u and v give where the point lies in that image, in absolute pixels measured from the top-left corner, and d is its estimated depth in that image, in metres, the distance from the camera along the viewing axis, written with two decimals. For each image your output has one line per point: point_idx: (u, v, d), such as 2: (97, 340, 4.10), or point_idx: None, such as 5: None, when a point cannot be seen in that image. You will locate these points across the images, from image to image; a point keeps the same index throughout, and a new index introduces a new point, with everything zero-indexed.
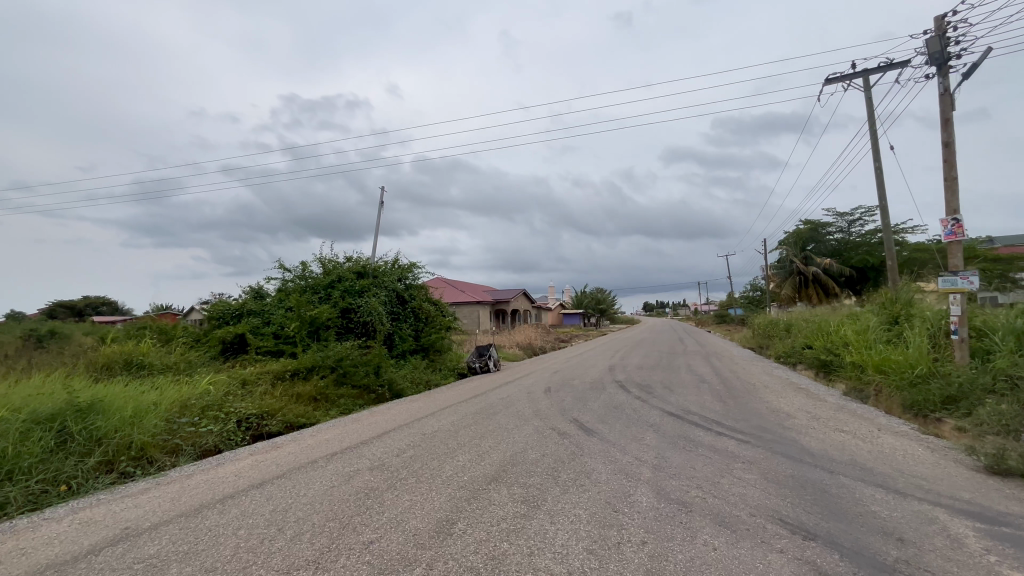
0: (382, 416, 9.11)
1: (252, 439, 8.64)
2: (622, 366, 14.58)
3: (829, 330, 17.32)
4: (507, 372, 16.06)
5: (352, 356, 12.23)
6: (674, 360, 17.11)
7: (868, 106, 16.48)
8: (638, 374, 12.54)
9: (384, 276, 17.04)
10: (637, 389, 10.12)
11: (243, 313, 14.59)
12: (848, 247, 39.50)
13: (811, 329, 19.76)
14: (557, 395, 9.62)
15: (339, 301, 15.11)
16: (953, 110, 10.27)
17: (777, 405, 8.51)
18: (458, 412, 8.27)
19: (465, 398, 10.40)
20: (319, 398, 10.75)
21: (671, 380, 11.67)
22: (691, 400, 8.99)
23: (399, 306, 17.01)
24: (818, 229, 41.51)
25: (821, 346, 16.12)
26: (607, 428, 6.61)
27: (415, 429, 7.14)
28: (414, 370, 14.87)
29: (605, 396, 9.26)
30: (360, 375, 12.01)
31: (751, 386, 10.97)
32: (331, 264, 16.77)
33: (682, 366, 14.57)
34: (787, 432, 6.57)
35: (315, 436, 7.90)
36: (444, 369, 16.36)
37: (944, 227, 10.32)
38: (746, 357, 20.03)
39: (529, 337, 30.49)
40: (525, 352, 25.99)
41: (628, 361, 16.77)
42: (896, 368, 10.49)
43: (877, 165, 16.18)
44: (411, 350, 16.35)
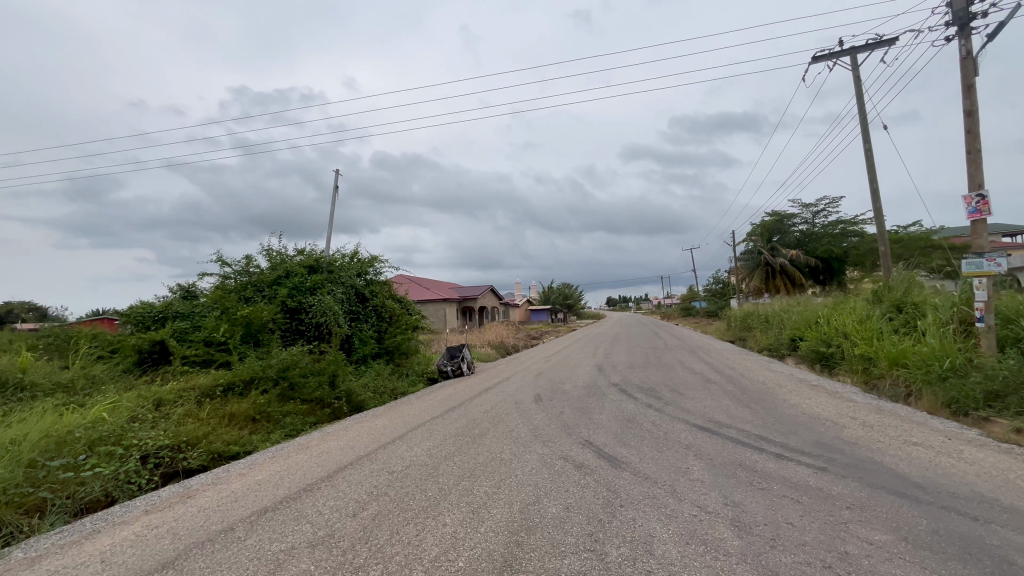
0: (337, 442, 7.20)
1: (162, 479, 6.63)
2: (612, 366, 13.15)
3: (820, 321, 16.55)
4: (484, 376, 14.32)
5: (299, 364, 10.21)
6: (663, 356, 15.85)
7: (857, 85, 15.78)
8: (634, 376, 11.11)
9: (340, 271, 14.99)
10: (643, 395, 8.65)
11: (169, 317, 12.25)
12: (812, 238, 40.05)
13: (797, 320, 19.02)
14: (551, 406, 8.03)
15: (286, 300, 12.98)
16: (976, 76, 9.35)
17: (813, 411, 7.25)
18: (435, 437, 6.52)
19: (440, 412, 8.63)
20: (258, 417, 8.73)
21: (674, 381, 10.30)
22: (712, 407, 7.61)
23: (357, 304, 14.98)
24: (783, 220, 41.88)
25: (815, 338, 15.28)
26: (634, 455, 5.05)
27: (379, 465, 5.36)
28: (376, 377, 12.90)
29: (610, 406, 7.74)
30: (311, 387, 10.04)
31: (764, 386, 9.74)
32: (277, 258, 14.56)
33: (677, 364, 13.30)
34: (857, 450, 5.22)
35: (244, 474, 5.97)
36: (412, 374, 14.47)
37: (968, 204, 9.43)
38: (732, 350, 19.11)
39: (501, 335, 28.88)
40: (499, 351, 24.39)
41: (615, 359, 15.40)
42: (918, 361, 9.55)
43: (867, 147, 15.50)
44: (373, 354, 14.35)
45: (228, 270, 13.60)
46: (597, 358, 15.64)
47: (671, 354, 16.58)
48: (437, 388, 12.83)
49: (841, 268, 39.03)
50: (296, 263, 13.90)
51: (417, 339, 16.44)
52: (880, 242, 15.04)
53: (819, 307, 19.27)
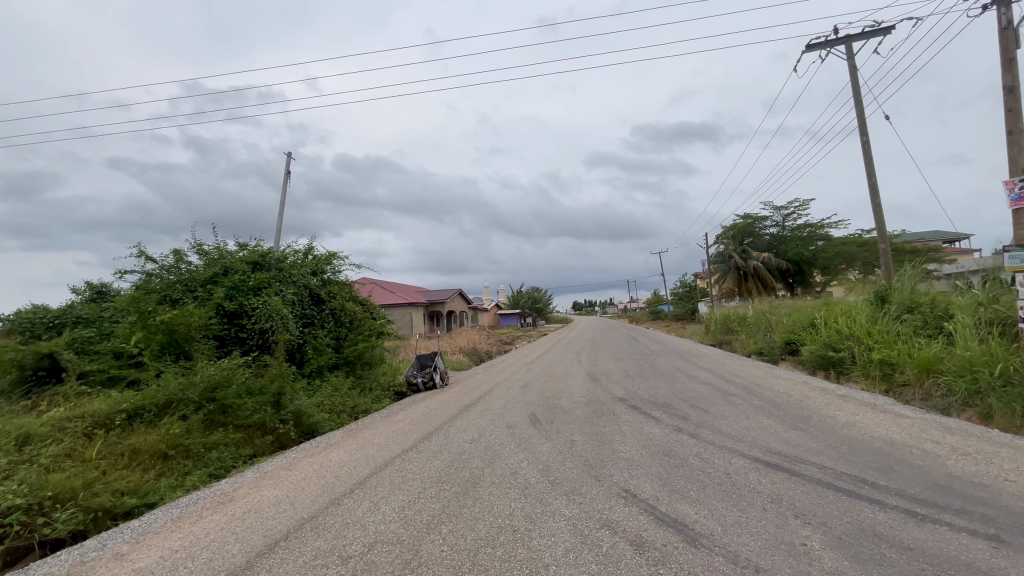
0: (271, 492, 5.25)
1: (6, 560, 4.54)
2: (606, 376, 11.60)
3: (817, 325, 15.61)
4: (460, 389, 12.47)
5: (233, 380, 8.16)
6: (656, 363, 14.44)
7: (853, 76, 15.07)
8: (638, 388, 9.59)
9: (291, 268, 12.86)
10: (663, 414, 7.11)
11: (69, 323, 9.86)
12: (782, 242, 40.77)
13: (787, 323, 18.10)
14: (554, 432, 6.35)
15: (222, 301, 10.80)
16: (1017, 48, 8.42)
17: (879, 433, 5.89)
18: (408, 486, 4.73)
19: (413, 441, 6.81)
20: (172, 454, 6.66)
21: (686, 393, 8.83)
22: (755, 429, 6.13)
23: (311, 306, 12.87)
24: (754, 224, 42.01)
25: (816, 342, 14.27)
26: (711, 521, 3.43)
27: (327, 543, 3.56)
28: (333, 394, 10.88)
29: (630, 431, 6.14)
30: (248, 410, 7.98)
31: (793, 399, 8.40)
32: (213, 252, 12.30)
33: (677, 372, 11.88)
34: (1000, 498, 3.80)
35: (122, 556, 3.99)
36: (376, 388, 12.46)
37: (1009, 191, 8.46)
38: (722, 355, 18.02)
39: (473, 341, 27.06)
40: (472, 359, 22.58)
41: (605, 367, 13.90)
42: (957, 367, 8.49)
43: (864, 140, 14.76)
44: (330, 365, 12.27)
45: (150, 267, 11.27)
46: (586, 366, 14.08)
47: (663, 360, 15.22)
48: (407, 404, 10.90)
49: (810, 272, 39.90)
50: (237, 258, 11.70)
51: (381, 347, 14.42)
52: (881, 239, 14.23)
53: (809, 309, 18.46)
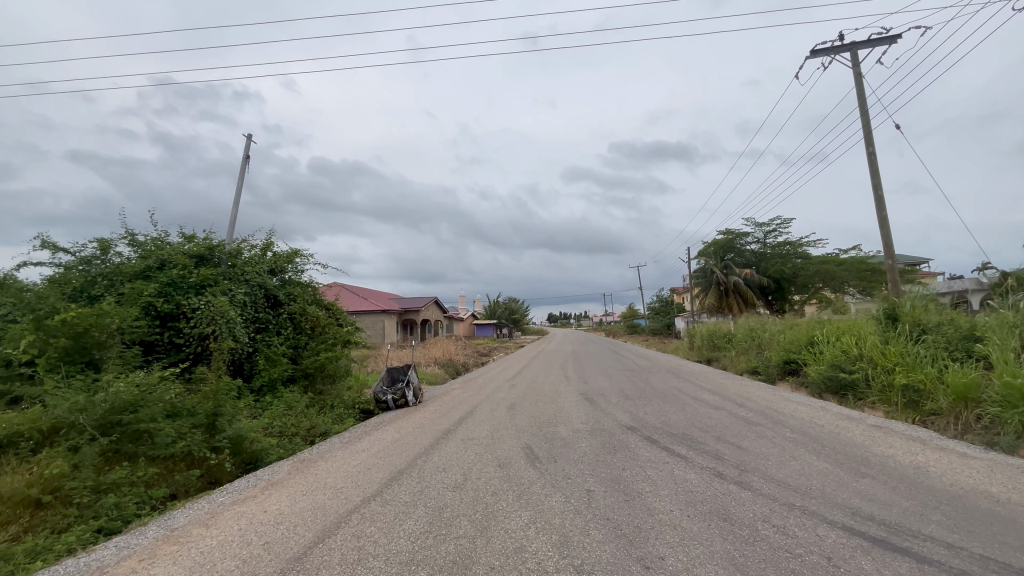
0: (163, 572, 3.64)
1: None
2: (602, 397, 10.26)
3: (819, 344, 14.73)
4: (436, 407, 10.94)
5: (152, 398, 6.50)
6: (652, 382, 13.19)
7: (859, 84, 14.44)
8: (645, 414, 8.28)
9: (244, 265, 11.13)
10: (690, 451, 5.78)
11: None
12: (764, 260, 40.97)
13: (783, 341, 17.20)
14: (561, 476, 4.95)
15: (153, 300, 9.05)
16: None
17: (969, 483, 4.73)
18: (363, 571, 3.23)
19: (376, 484, 5.30)
20: (48, 500, 4.96)
21: (702, 422, 7.57)
22: (814, 475, 4.87)
23: (265, 310, 11.15)
24: (735, 240, 41.89)
25: (821, 362, 13.34)
26: None
27: None
28: (284, 414, 9.21)
29: (658, 477, 4.80)
30: (167, 438, 6.28)
31: (828, 430, 7.23)
32: (148, 243, 10.48)
33: (680, 394, 10.64)
34: None
35: None
36: (337, 405, 10.81)
37: None
38: (715, 374, 17.00)
39: (448, 352, 25.43)
40: (448, 371, 20.99)
41: (597, 385, 12.60)
42: (1005, 396, 7.54)
43: (870, 151, 14.09)
44: (285, 378, 10.58)
45: (66, 256, 9.40)
46: (577, 383, 12.73)
47: (658, 379, 14.01)
48: (374, 427, 9.32)
49: (789, 290, 40.13)
50: (177, 250, 9.94)
51: (347, 358, 12.76)
52: (888, 255, 13.51)
53: (805, 327, 17.65)
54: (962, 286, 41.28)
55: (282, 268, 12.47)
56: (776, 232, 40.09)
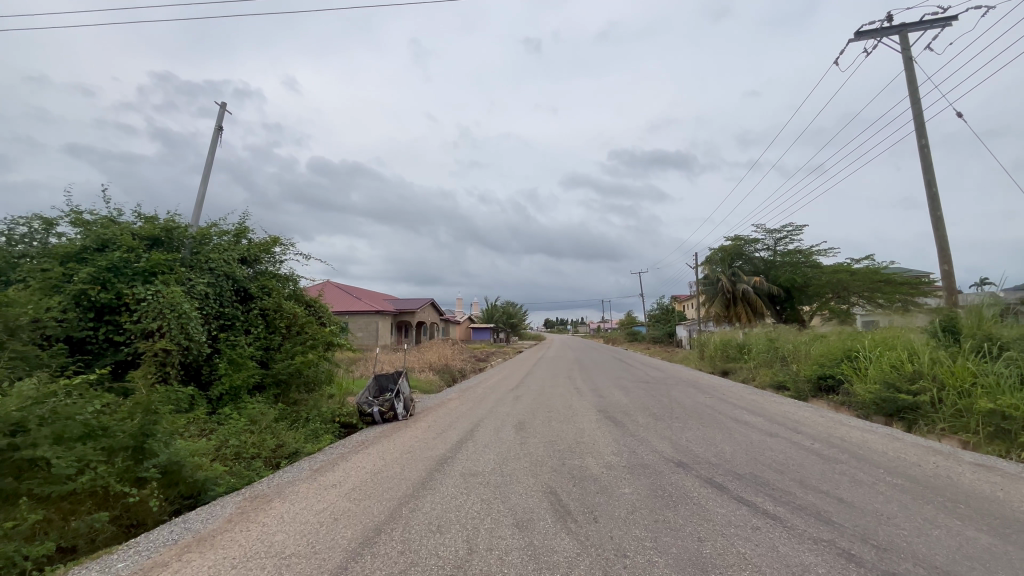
0: None
1: None
2: (626, 417, 8.66)
3: (859, 358, 13.19)
4: (431, 423, 9.32)
5: (50, 414, 4.85)
6: (677, 397, 11.58)
7: (909, 71, 13.02)
8: (687, 441, 6.69)
9: (209, 252, 9.49)
10: (782, 508, 4.17)
11: None
12: (773, 268, 39.66)
13: (813, 354, 15.66)
14: (613, 554, 3.33)
15: (87, 289, 7.42)
16: None
17: None
18: None
19: (339, 554, 3.66)
20: None
21: (765, 455, 5.99)
22: (991, 561, 3.29)
23: (231, 305, 9.51)
24: (744, 246, 40.51)
25: (867, 380, 11.80)
26: None
27: None
28: (245, 430, 7.57)
29: (760, 559, 3.21)
30: (64, 469, 4.64)
31: (933, 472, 5.66)
32: (92, 223, 8.83)
33: (718, 414, 9.04)
34: None
35: None
36: (314, 417, 9.18)
37: None
38: (740, 388, 15.43)
39: (445, 356, 23.81)
40: (444, 378, 19.38)
41: (617, 399, 10.98)
42: None
43: (923, 143, 12.65)
44: (251, 386, 8.92)
45: None
46: (592, 398, 11.11)
47: (681, 393, 12.42)
48: (356, 447, 7.70)
49: (800, 299, 38.79)
50: (124, 229, 8.30)
51: (329, 362, 11.11)
52: (943, 260, 12.04)
53: (836, 339, 16.12)
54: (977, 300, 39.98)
55: (256, 257, 10.85)
56: (787, 240, 38.72)
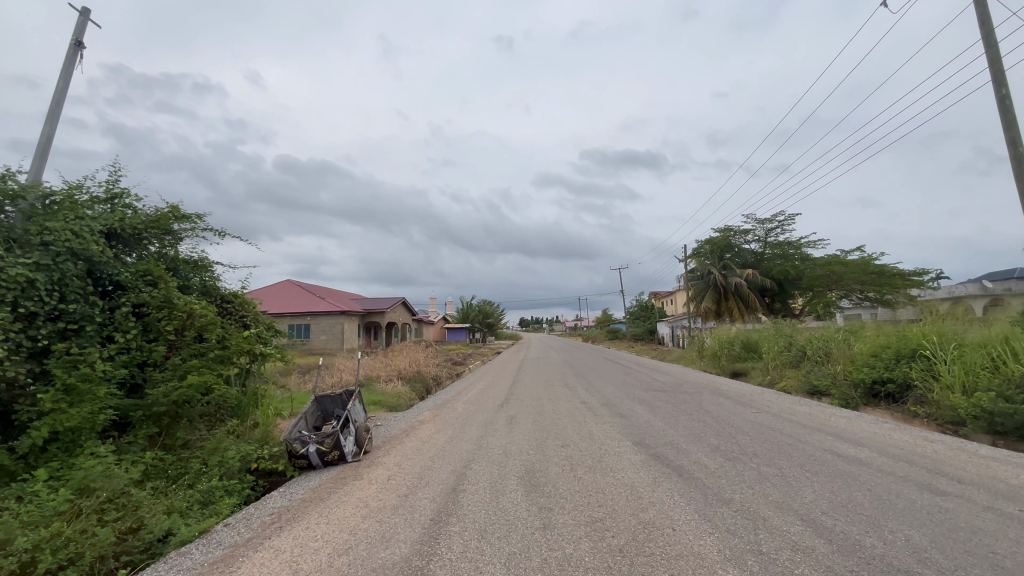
0: None
1: None
2: (685, 458, 5.81)
3: (927, 359, 10.84)
4: (396, 471, 6.30)
5: None
6: (721, 415, 8.84)
7: (982, 6, 10.68)
8: (828, 516, 3.91)
9: (46, 219, 6.19)
10: None
11: None
12: (763, 260, 38.00)
13: (856, 353, 13.30)
14: None
15: None
16: None
17: None
18: None
19: None
20: None
21: (1012, 560, 3.21)
22: None
23: (82, 301, 6.25)
24: (733, 238, 38.67)
25: (951, 386, 9.41)
26: None
27: None
28: (61, 511, 4.39)
29: None
30: None
31: None
32: None
33: (807, 447, 6.34)
34: None
35: None
36: (211, 469, 6.02)
37: None
38: (773, 394, 12.90)
39: (416, 361, 20.64)
40: (416, 388, 16.26)
41: (650, 422, 8.14)
42: None
43: (1003, 94, 10.36)
44: (104, 426, 5.69)
45: None
46: (615, 422, 8.25)
47: (719, 408, 9.73)
48: (267, 532, 4.62)
49: (791, 293, 37.29)
50: None
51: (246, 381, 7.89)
52: None
53: (879, 335, 13.84)
54: (965, 291, 39.40)
55: (139, 234, 7.56)
56: (778, 231, 37.06)
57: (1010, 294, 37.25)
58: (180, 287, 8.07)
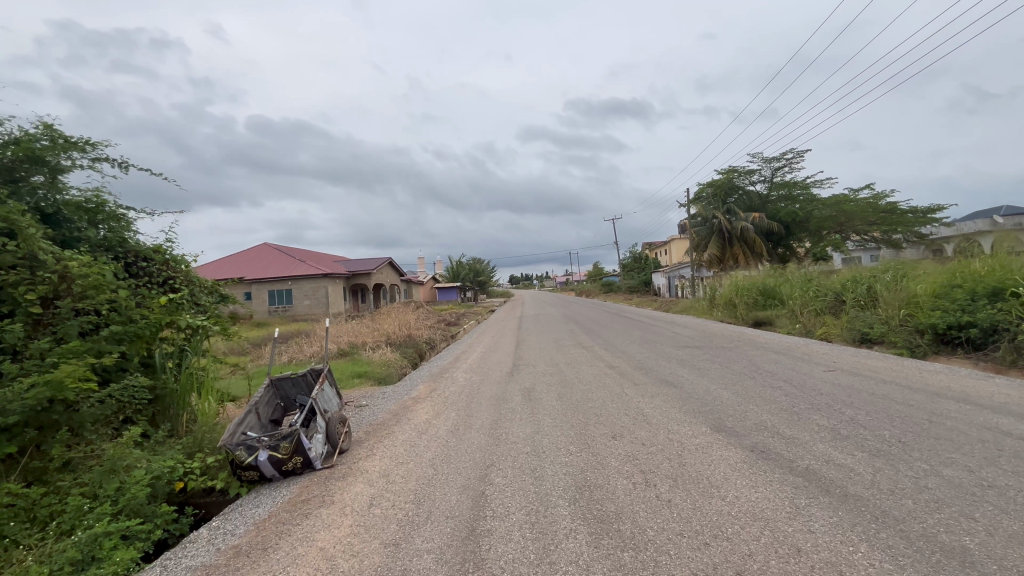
0: None
1: None
2: (810, 455, 3.95)
3: (1018, 298, 9.09)
4: (385, 487, 4.36)
5: None
6: (794, 379, 7.01)
7: None
8: None
9: None
10: None
11: None
12: (769, 203, 36.02)
13: (914, 294, 11.50)
14: None
15: None
16: None
17: None
18: None
19: None
20: None
21: None
22: None
23: None
24: (737, 179, 36.40)
25: None
26: None
27: None
28: None
29: None
30: None
31: None
32: None
33: (962, 427, 4.50)
34: None
35: None
36: (101, 503, 4.02)
37: None
38: (821, 345, 11.22)
39: (406, 324, 18.65)
40: (408, 355, 14.35)
41: (713, 393, 6.28)
42: None
43: None
44: None
45: None
46: (667, 395, 6.35)
47: (782, 368, 7.92)
48: None
49: (797, 236, 35.61)
50: None
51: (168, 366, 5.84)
52: None
53: (937, 274, 12.04)
54: (974, 228, 37.99)
55: None
56: (786, 170, 34.79)
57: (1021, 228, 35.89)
58: (67, 240, 5.82)
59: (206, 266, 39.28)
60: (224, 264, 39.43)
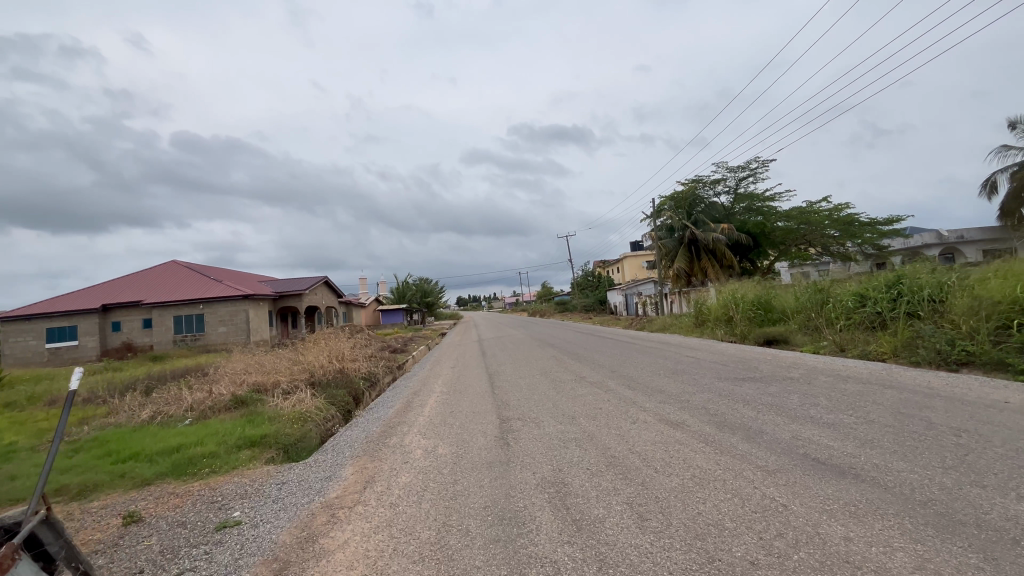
0: None
1: None
2: None
3: None
4: None
5: None
6: None
7: None
8: None
9: None
10: None
11: None
12: (733, 215, 34.84)
13: (1004, 299, 9.01)
14: None
15: None
16: None
17: None
18: None
19: None
20: None
21: None
22: None
23: None
24: (700, 191, 35.07)
25: None
26: None
27: None
28: None
29: None
30: None
31: None
32: None
33: None
34: None
35: None
36: None
37: None
38: (907, 370, 8.41)
39: (339, 353, 14.38)
40: (340, 400, 10.21)
41: (981, 503, 2.96)
42: None
43: None
44: None
45: None
46: (894, 515, 2.93)
47: (965, 420, 4.81)
48: None
49: (763, 249, 34.53)
50: None
51: None
52: None
53: (1017, 273, 9.69)
54: (921, 241, 38.58)
55: None
56: (749, 180, 33.77)
57: (963, 242, 36.68)
58: None
59: (93, 288, 32.43)
60: (119, 286, 32.84)
